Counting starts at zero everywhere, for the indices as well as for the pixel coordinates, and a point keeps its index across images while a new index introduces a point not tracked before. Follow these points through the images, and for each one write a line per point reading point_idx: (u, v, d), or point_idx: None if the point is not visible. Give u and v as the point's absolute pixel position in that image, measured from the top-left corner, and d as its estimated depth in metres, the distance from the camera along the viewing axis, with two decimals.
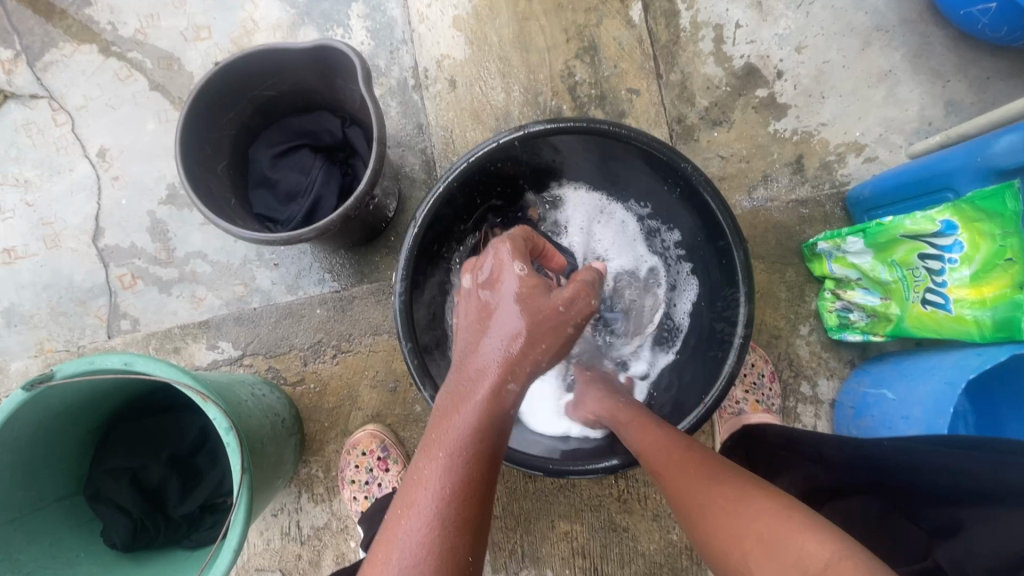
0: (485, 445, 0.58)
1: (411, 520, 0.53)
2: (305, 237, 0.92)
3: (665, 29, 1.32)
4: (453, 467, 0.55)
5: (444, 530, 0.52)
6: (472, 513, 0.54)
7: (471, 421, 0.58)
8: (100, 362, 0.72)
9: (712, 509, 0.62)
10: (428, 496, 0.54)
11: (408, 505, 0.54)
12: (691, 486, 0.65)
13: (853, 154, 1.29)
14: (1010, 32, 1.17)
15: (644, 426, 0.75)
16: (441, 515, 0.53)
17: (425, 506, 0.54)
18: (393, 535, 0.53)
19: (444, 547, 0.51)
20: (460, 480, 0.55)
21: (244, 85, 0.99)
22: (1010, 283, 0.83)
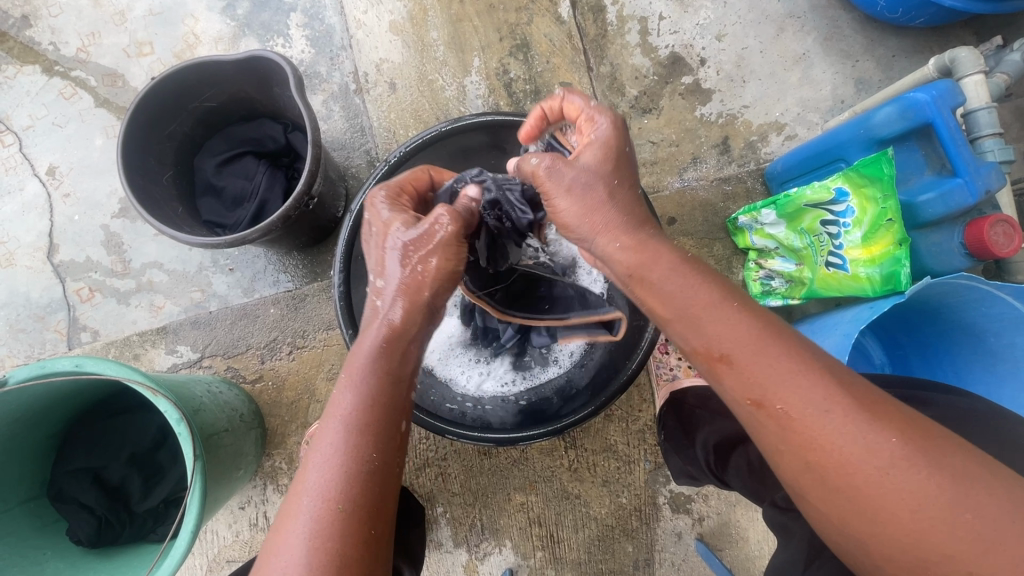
0: (387, 372, 0.60)
1: (323, 437, 0.56)
2: (251, 238, 0.97)
3: (593, 24, 1.40)
4: (355, 405, 0.57)
5: (355, 449, 0.55)
6: (378, 425, 0.57)
7: (376, 347, 0.60)
8: (50, 365, 0.76)
9: (824, 430, 0.51)
10: (333, 428, 0.56)
11: (315, 439, 0.57)
12: (771, 360, 0.54)
13: (774, 134, 1.38)
14: (905, 12, 1.27)
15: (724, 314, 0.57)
16: (350, 430, 0.56)
17: (334, 426, 0.56)
18: (310, 455, 0.56)
19: (356, 460, 0.55)
20: (368, 399, 0.58)
21: (183, 97, 1.03)
22: (892, 241, 0.92)
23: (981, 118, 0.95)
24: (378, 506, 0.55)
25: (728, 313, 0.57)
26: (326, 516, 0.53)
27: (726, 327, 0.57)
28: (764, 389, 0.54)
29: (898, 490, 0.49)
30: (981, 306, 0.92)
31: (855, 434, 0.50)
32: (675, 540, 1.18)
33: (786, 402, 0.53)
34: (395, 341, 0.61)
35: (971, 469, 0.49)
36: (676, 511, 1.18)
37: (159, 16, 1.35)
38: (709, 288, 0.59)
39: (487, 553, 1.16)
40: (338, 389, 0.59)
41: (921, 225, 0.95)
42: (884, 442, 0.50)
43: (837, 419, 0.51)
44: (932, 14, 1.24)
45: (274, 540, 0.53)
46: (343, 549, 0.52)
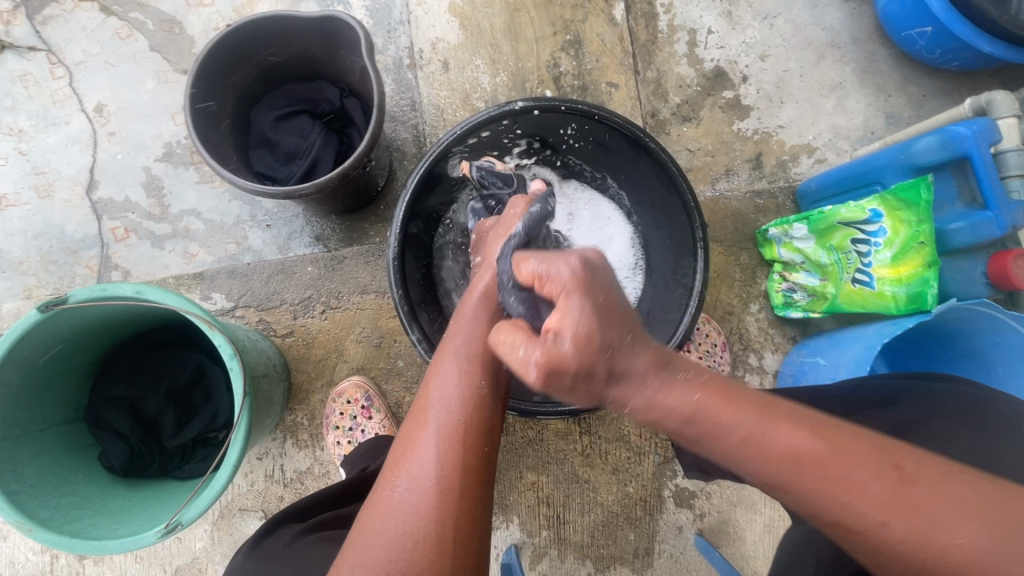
0: (492, 320, 0.71)
1: (444, 364, 0.66)
2: (305, 192, 0.99)
3: (644, 30, 1.44)
4: (473, 335, 0.68)
5: (472, 376, 0.65)
6: (489, 358, 0.67)
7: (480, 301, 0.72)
8: (112, 290, 0.78)
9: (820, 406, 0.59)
10: (452, 355, 0.66)
11: (434, 366, 0.66)
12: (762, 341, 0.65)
13: (805, 155, 1.43)
14: (943, 54, 1.33)
15: None
16: (465, 359, 0.66)
17: (452, 355, 0.66)
18: (430, 381, 0.65)
19: (473, 386, 0.64)
20: (477, 334, 0.68)
21: (251, 49, 1.06)
22: (921, 263, 0.97)
23: (1011, 158, 1.00)
24: (490, 427, 0.64)
25: None
26: (451, 426, 0.61)
27: None
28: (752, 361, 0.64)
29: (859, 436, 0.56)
30: (993, 334, 0.97)
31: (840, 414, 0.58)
32: (675, 533, 1.21)
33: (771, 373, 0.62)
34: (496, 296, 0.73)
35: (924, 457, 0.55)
36: (680, 505, 1.22)
37: None
38: None
39: (494, 528, 1.18)
40: (453, 326, 0.70)
41: (949, 252, 1.00)
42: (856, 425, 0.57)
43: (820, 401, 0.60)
44: (968, 59, 1.30)
45: (405, 450, 0.61)
46: (464, 459, 0.60)
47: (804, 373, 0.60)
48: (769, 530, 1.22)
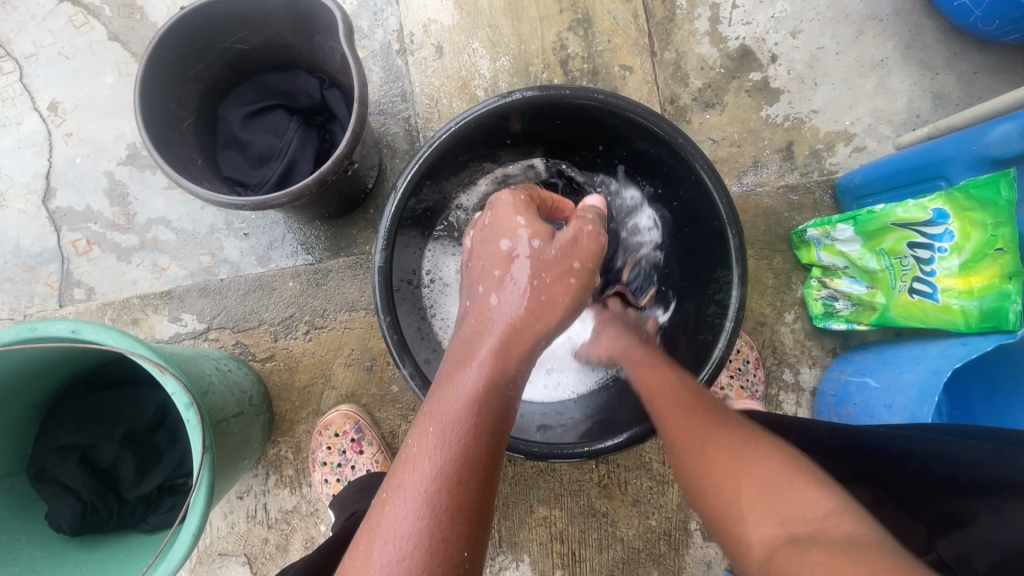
0: (478, 434, 0.55)
1: (406, 492, 0.52)
2: (278, 202, 0.86)
3: (661, 5, 1.28)
4: (435, 485, 0.51)
5: (434, 533, 0.49)
6: (460, 516, 0.51)
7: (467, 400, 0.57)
8: (43, 329, 0.65)
9: (706, 455, 0.61)
10: (406, 513, 0.50)
11: (380, 526, 0.50)
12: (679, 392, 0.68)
13: (842, 144, 1.28)
14: (1002, 25, 1.18)
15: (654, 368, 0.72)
16: (423, 519, 0.50)
17: (415, 480, 0.52)
18: (384, 514, 0.51)
19: (436, 549, 0.48)
20: (444, 480, 0.52)
21: (212, 35, 0.91)
22: (998, 273, 0.84)
23: None
24: None
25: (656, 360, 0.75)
26: None
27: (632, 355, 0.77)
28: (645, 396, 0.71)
29: (731, 472, 0.59)
30: None
31: (714, 450, 0.61)
32: (704, 570, 1.09)
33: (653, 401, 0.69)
34: (492, 393, 0.58)
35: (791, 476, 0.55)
36: (708, 539, 1.09)
37: None
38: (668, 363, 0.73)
39: (503, 568, 1.07)
40: (410, 466, 0.53)
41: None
42: (727, 441, 0.61)
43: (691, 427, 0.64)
44: None
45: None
46: None
47: (688, 407, 0.66)
48: None
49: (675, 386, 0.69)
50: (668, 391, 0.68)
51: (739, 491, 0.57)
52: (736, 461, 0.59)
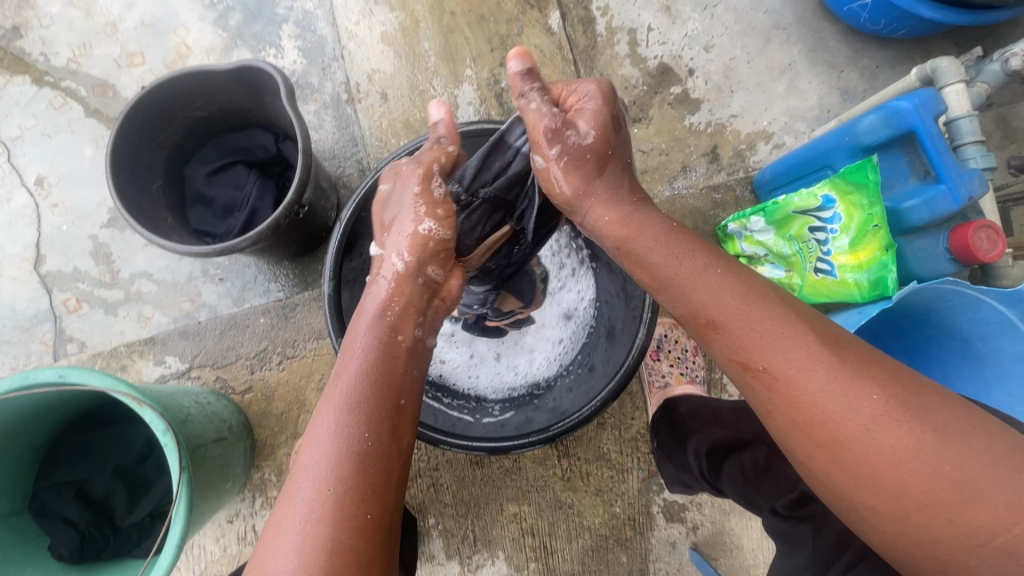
0: (384, 371, 0.61)
1: (319, 425, 0.57)
2: (240, 246, 0.96)
3: (582, 35, 1.41)
4: (353, 387, 0.59)
5: (349, 421, 0.56)
6: (376, 405, 0.58)
7: (362, 357, 0.61)
8: (34, 376, 0.75)
9: (808, 389, 0.53)
10: (327, 411, 0.57)
11: (311, 427, 0.58)
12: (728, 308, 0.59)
13: (762, 142, 1.40)
14: (887, 24, 1.30)
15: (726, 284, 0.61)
16: (343, 412, 0.57)
17: (331, 410, 0.57)
18: (307, 438, 0.57)
19: (351, 431, 0.56)
20: (360, 378, 0.59)
21: (174, 108, 1.04)
22: (879, 247, 0.93)
23: (963, 126, 0.97)
24: (375, 487, 0.54)
25: (717, 280, 0.61)
26: (319, 497, 0.52)
27: (713, 293, 0.61)
28: (749, 352, 0.57)
29: (863, 419, 0.51)
30: (965, 309, 0.93)
31: (832, 390, 0.52)
32: (669, 549, 1.17)
33: (766, 360, 0.56)
34: (393, 336, 0.63)
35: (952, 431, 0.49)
36: (670, 520, 1.17)
37: (151, 27, 1.36)
38: (751, 298, 0.59)
39: (480, 565, 1.14)
40: (336, 375, 0.61)
41: (907, 231, 0.96)
42: (869, 399, 0.51)
43: (826, 377, 0.53)
44: (913, 26, 1.27)
45: (267, 547, 0.52)
46: (337, 533, 0.51)
47: (816, 355, 0.54)
48: (766, 536, 1.18)
49: (778, 331, 0.56)
50: (769, 336, 0.56)
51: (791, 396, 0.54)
52: (792, 374, 0.54)
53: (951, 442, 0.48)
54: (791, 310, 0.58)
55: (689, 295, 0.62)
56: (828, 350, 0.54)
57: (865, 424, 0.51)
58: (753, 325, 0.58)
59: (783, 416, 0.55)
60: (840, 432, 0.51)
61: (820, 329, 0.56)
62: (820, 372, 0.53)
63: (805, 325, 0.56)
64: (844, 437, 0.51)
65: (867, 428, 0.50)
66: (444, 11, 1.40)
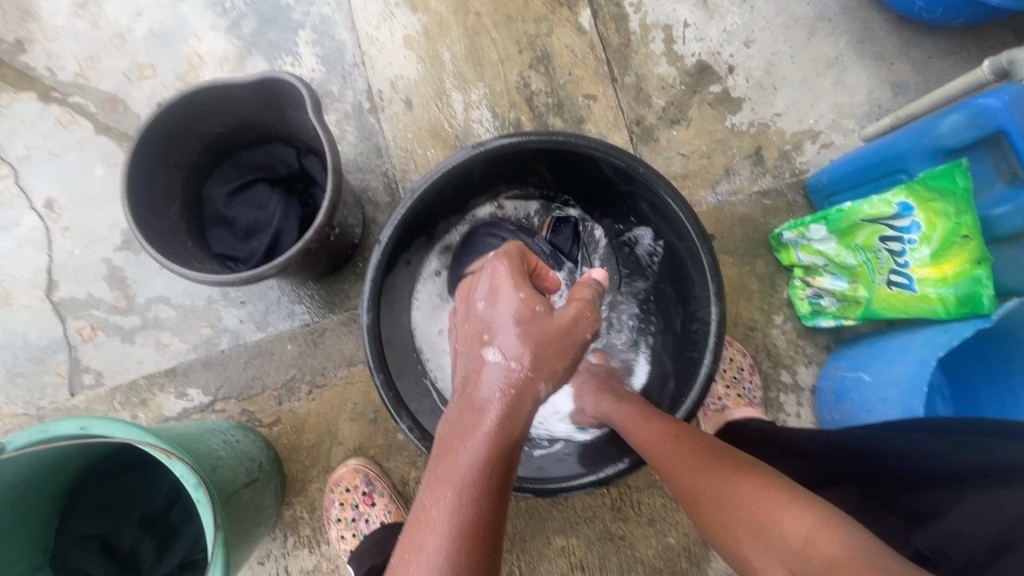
0: (495, 496, 0.55)
1: (428, 550, 0.51)
2: (267, 274, 0.89)
3: (615, 33, 1.33)
4: (463, 508, 0.53)
5: (466, 556, 0.51)
6: (489, 540, 0.53)
7: (477, 457, 0.56)
8: (54, 429, 0.68)
9: (717, 501, 0.65)
10: (439, 535, 0.52)
11: (415, 547, 0.52)
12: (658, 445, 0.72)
13: (809, 142, 1.31)
14: (945, 13, 1.21)
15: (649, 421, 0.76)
16: (456, 540, 0.52)
17: (440, 534, 0.52)
18: (412, 558, 0.51)
19: (470, 566, 0.51)
20: (476, 502, 0.54)
21: (191, 124, 0.97)
22: (968, 260, 0.86)
23: None
24: None
25: (642, 422, 0.77)
26: None
27: (639, 432, 0.75)
28: (676, 483, 0.70)
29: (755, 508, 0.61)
30: None
31: (731, 493, 0.64)
32: None
33: (689, 491, 0.68)
34: (509, 457, 0.58)
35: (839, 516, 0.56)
36: None
37: (161, 37, 1.29)
38: (678, 436, 0.72)
39: None
40: (441, 487, 0.55)
41: (998, 239, 0.89)
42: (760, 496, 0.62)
43: (721, 489, 0.65)
44: (975, 14, 1.18)
45: None
46: None
47: (723, 471, 0.66)
48: None
49: (686, 449, 0.70)
50: (690, 465, 0.69)
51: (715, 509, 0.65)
52: (701, 487, 0.67)
53: (836, 520, 0.56)
54: (709, 445, 0.71)
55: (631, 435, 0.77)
56: (729, 466, 0.67)
57: (761, 519, 0.60)
58: (667, 449, 0.71)
59: (715, 529, 0.65)
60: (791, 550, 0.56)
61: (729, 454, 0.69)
62: (766, 499, 0.61)
63: (717, 457, 0.69)
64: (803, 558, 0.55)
65: (762, 521, 0.60)
66: (469, 12, 1.32)
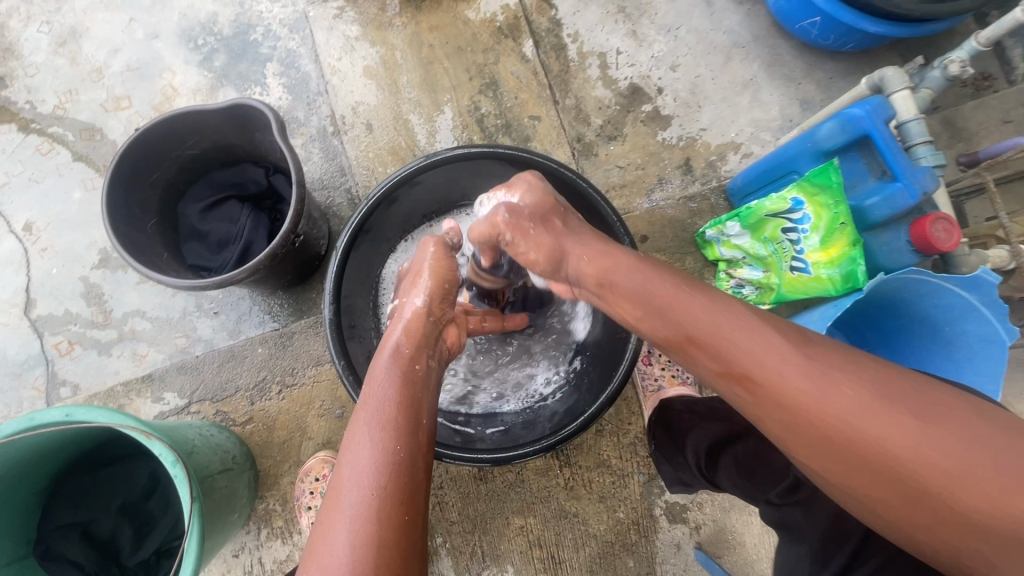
0: (408, 395, 0.66)
1: (356, 442, 0.60)
2: (238, 278, 0.98)
3: (556, 61, 1.49)
4: (380, 408, 0.63)
5: (383, 436, 0.60)
6: (405, 423, 0.63)
7: (388, 374, 0.68)
8: (40, 417, 0.76)
9: (794, 395, 0.55)
10: (362, 429, 0.61)
11: (345, 446, 0.61)
12: (716, 328, 0.61)
13: (732, 152, 1.47)
14: (837, 39, 1.40)
15: (707, 306, 0.64)
16: (375, 428, 0.61)
17: (363, 427, 0.62)
18: (346, 454, 0.60)
19: (389, 444, 0.60)
20: (391, 399, 0.65)
21: (167, 147, 1.07)
22: (847, 242, 0.99)
23: (912, 128, 1.05)
24: (411, 494, 0.58)
25: (687, 302, 0.65)
26: (364, 503, 0.55)
27: (687, 314, 0.64)
28: (726, 362, 0.60)
29: (833, 407, 0.53)
30: (930, 297, 0.99)
31: (816, 392, 0.54)
32: (675, 551, 1.19)
33: (754, 371, 0.58)
34: (411, 363, 0.70)
35: (934, 404, 0.52)
36: (674, 521, 1.19)
37: (137, 71, 1.39)
38: (748, 323, 0.60)
39: None
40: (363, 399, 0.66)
41: (872, 227, 1.03)
42: (844, 397, 0.53)
43: (803, 383, 0.55)
44: (860, 40, 1.37)
45: (318, 551, 0.54)
46: (379, 531, 0.54)
47: (787, 356, 0.57)
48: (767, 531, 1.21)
49: (755, 338, 0.59)
50: (751, 349, 0.59)
51: (782, 404, 0.56)
52: (772, 379, 0.57)
53: (933, 422, 0.50)
54: (772, 326, 0.60)
55: (679, 321, 0.64)
56: (797, 351, 0.57)
57: (850, 414, 0.52)
58: (725, 331, 0.61)
59: (780, 423, 0.57)
60: (837, 434, 0.53)
61: (787, 331, 0.60)
62: (857, 402, 0.53)
63: (773, 332, 0.60)
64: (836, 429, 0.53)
65: (844, 418, 0.52)
66: (423, 44, 1.46)
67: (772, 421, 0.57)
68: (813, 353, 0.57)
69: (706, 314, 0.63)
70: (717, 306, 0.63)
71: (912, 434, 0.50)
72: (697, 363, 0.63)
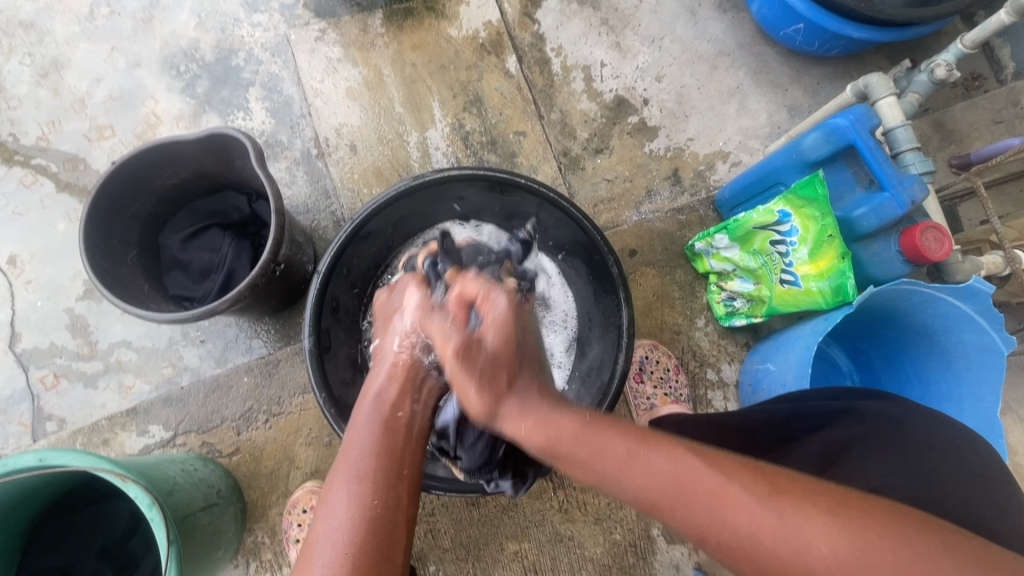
0: (380, 485, 0.59)
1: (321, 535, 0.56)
2: (220, 309, 0.96)
3: (540, 75, 1.48)
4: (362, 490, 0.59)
5: (355, 527, 0.56)
6: (378, 516, 0.57)
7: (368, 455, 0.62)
8: (13, 463, 0.73)
9: (742, 518, 0.49)
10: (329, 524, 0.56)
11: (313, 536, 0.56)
12: (641, 442, 0.55)
13: (720, 162, 1.46)
14: (822, 45, 1.38)
15: (624, 414, 0.57)
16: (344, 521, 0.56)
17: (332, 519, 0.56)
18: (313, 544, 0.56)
19: (358, 538, 0.55)
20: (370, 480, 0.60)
21: (146, 177, 1.06)
22: (836, 255, 0.97)
23: (900, 135, 1.03)
24: None
25: (619, 412, 0.58)
26: None
27: (614, 422, 0.57)
28: (671, 486, 0.52)
29: (809, 543, 0.47)
30: (924, 307, 0.96)
31: (763, 514, 0.48)
32: (674, 572, 1.16)
33: (695, 493, 0.51)
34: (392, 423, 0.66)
35: (921, 547, 0.46)
36: (672, 542, 1.17)
37: (119, 100, 1.39)
38: (676, 434, 0.54)
39: None
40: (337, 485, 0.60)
41: (861, 238, 1.01)
42: (810, 525, 0.47)
43: (743, 504, 0.49)
44: (846, 46, 1.35)
45: None
46: None
47: (746, 484, 0.50)
48: None
49: (691, 452, 0.53)
50: (688, 461, 0.53)
51: (724, 523, 0.50)
52: (727, 504, 0.50)
53: (889, 549, 0.45)
54: (707, 444, 0.54)
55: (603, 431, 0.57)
56: (745, 476, 0.51)
57: (805, 549, 0.47)
58: (650, 441, 0.55)
59: (725, 545, 0.50)
60: (791, 563, 0.47)
61: (727, 451, 0.53)
62: (815, 532, 0.47)
63: (716, 453, 0.53)
64: (813, 573, 0.47)
65: (804, 549, 0.47)
66: (405, 63, 1.45)
67: (712, 539, 0.51)
68: (760, 472, 0.51)
69: (633, 427, 0.56)
70: (656, 426, 0.55)
71: (880, 563, 0.45)
72: (628, 482, 0.55)
